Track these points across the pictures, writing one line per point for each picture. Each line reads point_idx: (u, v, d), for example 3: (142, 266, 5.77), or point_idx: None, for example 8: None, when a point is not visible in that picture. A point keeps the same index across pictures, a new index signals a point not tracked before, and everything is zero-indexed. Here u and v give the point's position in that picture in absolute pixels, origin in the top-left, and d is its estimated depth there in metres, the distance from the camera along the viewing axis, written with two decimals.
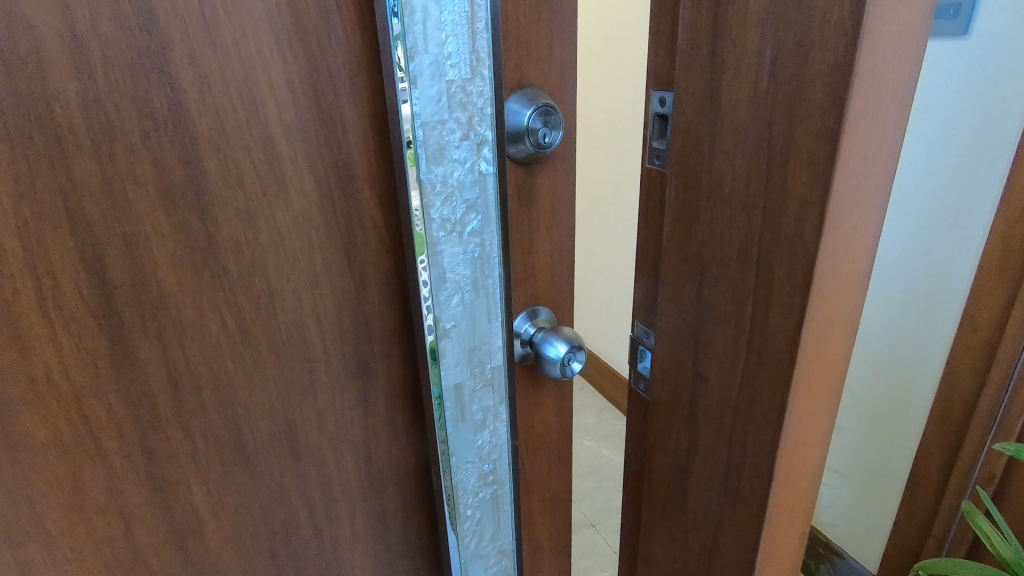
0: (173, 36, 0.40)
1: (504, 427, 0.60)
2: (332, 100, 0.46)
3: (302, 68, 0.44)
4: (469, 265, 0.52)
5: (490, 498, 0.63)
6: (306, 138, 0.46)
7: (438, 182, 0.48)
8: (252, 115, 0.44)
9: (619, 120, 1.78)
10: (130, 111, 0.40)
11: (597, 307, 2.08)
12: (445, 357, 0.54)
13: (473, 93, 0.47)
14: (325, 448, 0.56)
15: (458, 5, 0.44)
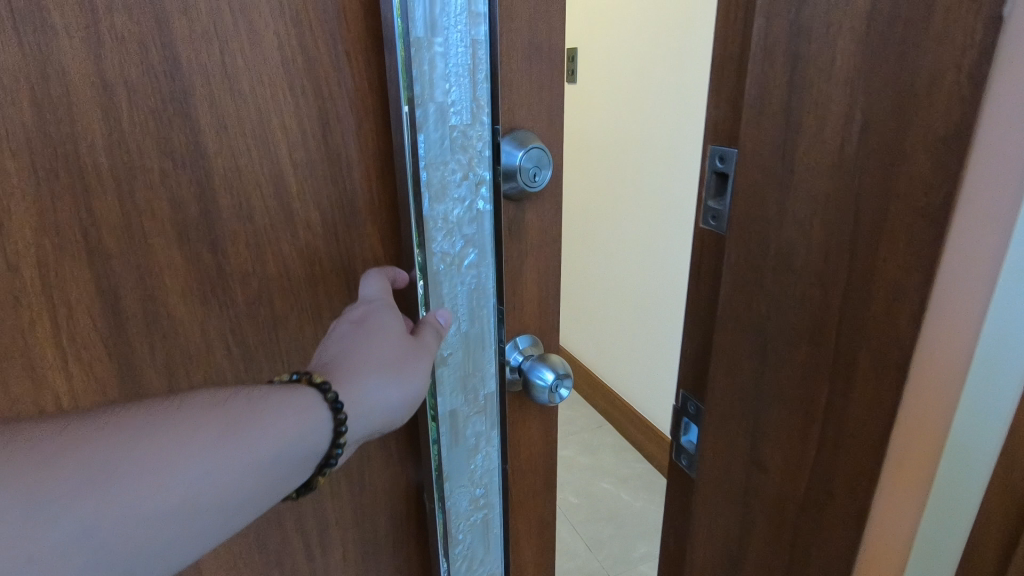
0: (194, 81, 0.40)
1: (496, 451, 0.57)
2: (339, 139, 0.46)
3: (311, 110, 0.45)
4: (467, 296, 0.50)
5: (481, 522, 0.60)
6: (314, 175, 0.46)
7: (440, 219, 0.47)
8: (265, 155, 0.44)
9: (632, 153, 1.63)
10: (152, 150, 0.40)
11: (608, 357, 1.94)
12: (438, 386, 0.51)
13: (472, 136, 0.46)
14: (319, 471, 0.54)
15: (461, 56, 0.43)
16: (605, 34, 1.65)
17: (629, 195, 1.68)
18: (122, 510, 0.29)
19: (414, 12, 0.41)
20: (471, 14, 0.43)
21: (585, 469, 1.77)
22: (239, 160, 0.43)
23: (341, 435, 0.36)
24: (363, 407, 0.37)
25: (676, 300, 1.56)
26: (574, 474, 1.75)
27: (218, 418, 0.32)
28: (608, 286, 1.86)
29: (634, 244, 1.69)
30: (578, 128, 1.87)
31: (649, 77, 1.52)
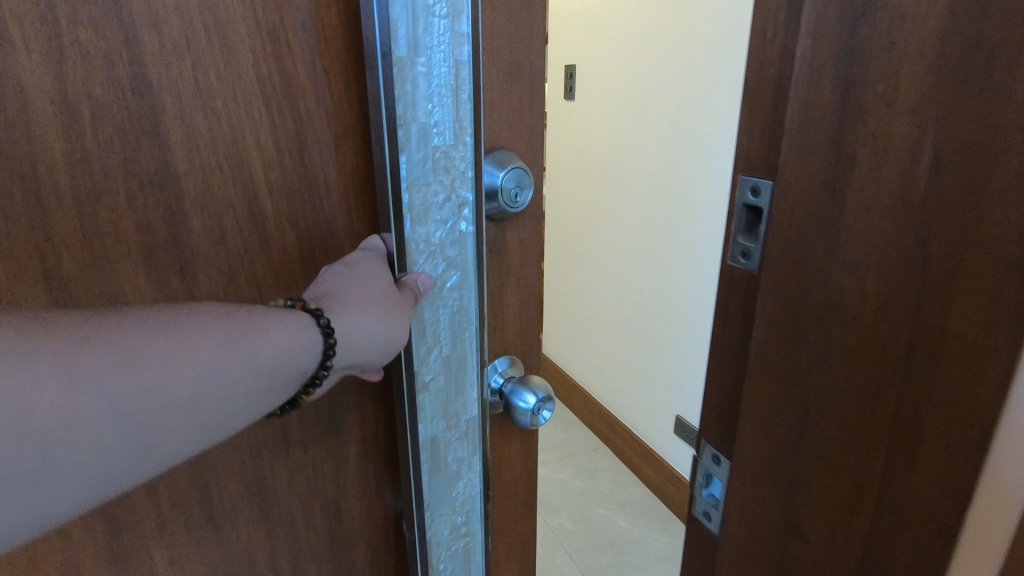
0: (164, 98, 0.38)
1: (478, 478, 0.53)
2: (317, 158, 0.44)
3: (286, 128, 0.43)
4: (450, 319, 0.47)
5: (462, 549, 0.55)
6: (289, 195, 0.44)
7: (421, 241, 0.44)
8: (239, 175, 0.42)
9: (624, 167, 1.62)
10: (117, 170, 0.38)
11: (600, 373, 1.91)
12: (417, 412, 0.47)
13: (455, 156, 0.44)
14: (292, 503, 0.50)
15: (444, 76, 0.41)
16: (603, 51, 1.63)
17: (627, 214, 1.64)
18: (135, 398, 0.30)
19: (396, 31, 0.39)
20: (453, 32, 0.41)
21: (581, 495, 1.71)
22: (210, 180, 0.41)
23: (330, 361, 0.37)
24: (351, 339, 0.38)
25: (676, 323, 1.51)
26: (570, 499, 1.69)
27: (225, 326, 0.33)
28: (606, 306, 1.81)
29: (633, 264, 1.65)
30: (576, 145, 1.84)
31: (646, 95, 1.49)
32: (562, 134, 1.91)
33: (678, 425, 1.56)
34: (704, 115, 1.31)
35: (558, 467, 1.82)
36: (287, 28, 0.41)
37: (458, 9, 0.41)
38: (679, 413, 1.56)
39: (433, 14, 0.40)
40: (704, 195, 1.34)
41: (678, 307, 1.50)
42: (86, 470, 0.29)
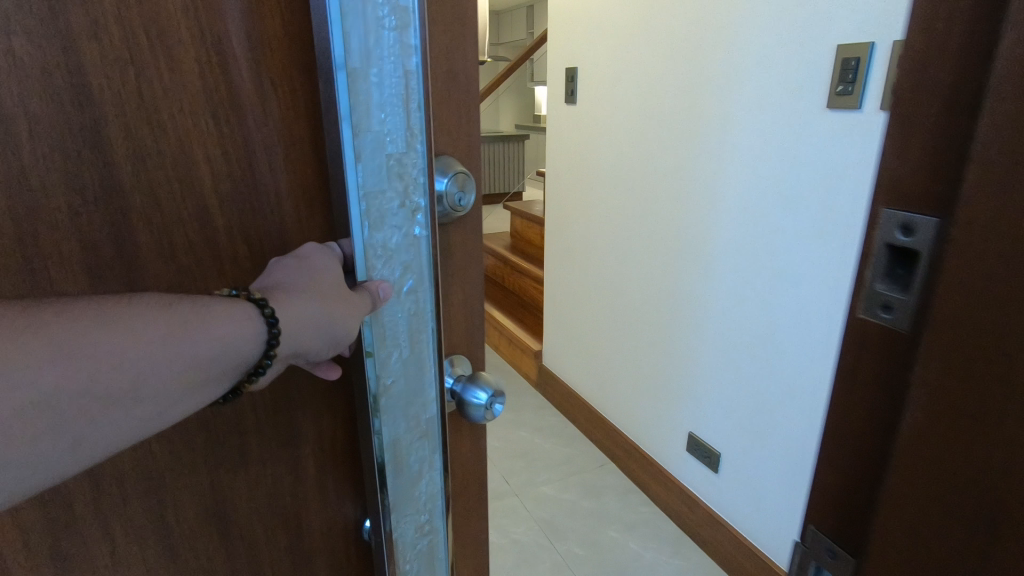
0: (107, 110, 0.37)
1: (441, 479, 0.51)
2: (265, 165, 0.44)
3: (232, 139, 0.42)
4: (406, 324, 0.45)
5: (427, 549, 0.53)
6: (237, 202, 0.44)
7: (378, 247, 0.43)
8: (187, 188, 0.41)
9: (625, 169, 1.64)
10: (58, 185, 0.37)
11: (595, 376, 1.92)
12: (380, 415, 0.46)
13: (408, 162, 0.42)
14: (253, 520, 0.49)
15: (395, 84, 0.40)
16: (605, 53, 1.66)
17: (625, 216, 1.67)
18: (73, 388, 0.30)
19: (348, 39, 0.39)
20: (400, 41, 0.40)
21: (589, 516, 1.67)
22: (155, 189, 0.40)
23: (273, 351, 0.37)
24: (296, 329, 0.38)
25: (673, 322, 1.54)
26: (576, 520, 1.65)
27: (166, 319, 0.33)
28: (604, 309, 1.83)
29: (630, 265, 1.68)
30: (575, 148, 1.86)
31: (645, 97, 1.52)
32: (561, 136, 1.92)
33: (689, 442, 1.54)
34: (705, 118, 1.35)
35: (563, 486, 1.78)
36: (230, 39, 0.40)
37: (408, 18, 0.40)
38: (689, 429, 1.54)
39: (382, 25, 0.39)
40: (706, 199, 1.38)
41: (676, 308, 1.52)
42: (19, 463, 0.29)
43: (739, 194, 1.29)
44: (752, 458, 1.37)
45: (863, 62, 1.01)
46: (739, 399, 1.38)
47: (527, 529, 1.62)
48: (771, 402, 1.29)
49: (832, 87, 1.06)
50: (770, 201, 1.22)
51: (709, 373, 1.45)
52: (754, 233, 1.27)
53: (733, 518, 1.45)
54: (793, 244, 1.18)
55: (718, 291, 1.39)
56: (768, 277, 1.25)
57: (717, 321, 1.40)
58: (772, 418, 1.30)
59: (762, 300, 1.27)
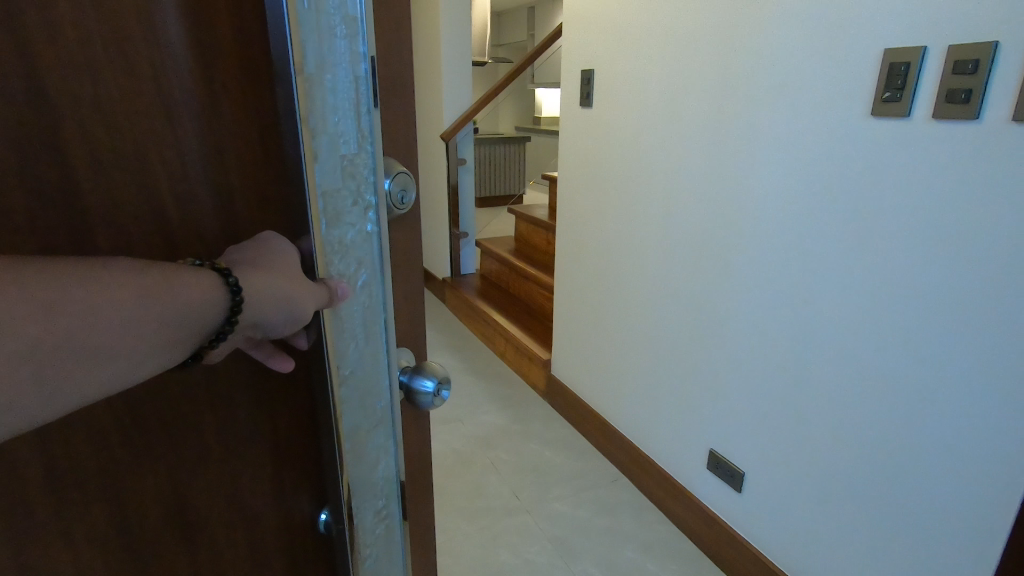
0: (64, 111, 0.37)
1: (396, 464, 0.52)
2: (219, 159, 0.43)
3: (185, 134, 0.41)
4: (361, 317, 0.46)
5: (384, 531, 0.52)
6: (195, 195, 0.43)
7: (334, 243, 0.43)
8: (144, 187, 0.40)
9: (615, 163, 1.56)
10: (13, 185, 0.36)
11: (579, 379, 1.82)
12: (340, 405, 0.46)
13: (360, 163, 0.42)
14: (214, 519, 0.48)
15: (346, 91, 0.40)
16: (611, 55, 1.53)
17: (626, 219, 1.54)
18: (49, 342, 0.28)
19: (302, 44, 0.38)
20: (350, 50, 0.40)
21: (605, 534, 1.42)
22: (109, 176, 0.39)
23: (235, 321, 0.36)
24: (259, 302, 0.38)
25: (665, 321, 1.43)
26: (592, 541, 1.40)
27: (143, 282, 0.32)
28: (606, 309, 1.66)
29: (637, 262, 1.52)
30: (579, 152, 1.71)
31: (651, 96, 1.41)
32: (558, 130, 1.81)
33: (711, 460, 1.33)
34: (705, 105, 1.25)
35: (576, 502, 1.52)
36: (173, 35, 0.39)
37: (358, 26, 0.40)
38: (711, 446, 1.33)
39: (334, 34, 0.39)
40: (697, 192, 1.29)
41: (688, 309, 1.36)
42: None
43: (773, 186, 1.12)
44: (797, 477, 1.14)
45: (914, 67, 0.87)
46: (770, 411, 1.18)
47: (540, 548, 1.37)
48: (836, 422, 1.06)
49: (875, 94, 0.93)
50: (806, 191, 1.06)
51: (720, 378, 1.29)
52: (794, 227, 1.09)
53: (761, 543, 1.24)
54: (847, 242, 1.00)
55: (739, 290, 1.22)
56: (807, 275, 1.08)
57: (722, 322, 1.27)
58: (841, 444, 1.05)
59: (797, 306, 1.10)
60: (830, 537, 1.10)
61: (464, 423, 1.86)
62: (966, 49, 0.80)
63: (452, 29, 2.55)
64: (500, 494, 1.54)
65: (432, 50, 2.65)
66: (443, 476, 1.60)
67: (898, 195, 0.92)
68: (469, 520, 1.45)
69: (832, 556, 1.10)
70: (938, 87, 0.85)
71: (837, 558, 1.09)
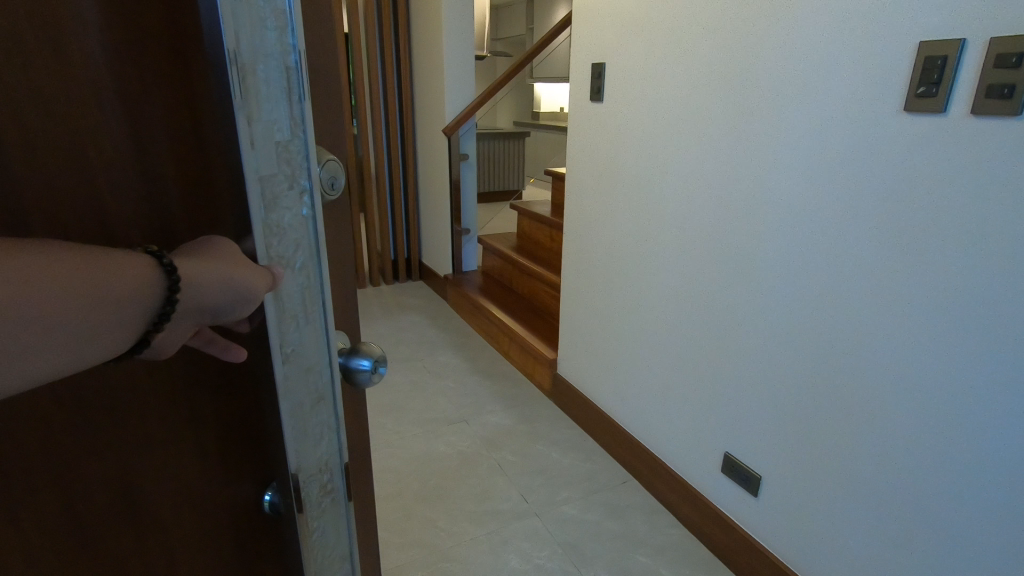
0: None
1: (341, 439, 0.46)
2: (150, 158, 0.36)
3: (118, 130, 0.34)
4: (300, 299, 0.40)
5: (330, 508, 0.47)
6: (126, 201, 0.35)
7: (272, 234, 0.37)
8: (80, 171, 0.33)
9: (619, 157, 1.51)
10: None
11: (585, 378, 1.78)
12: (282, 387, 0.40)
13: (294, 148, 0.37)
14: (165, 502, 0.43)
15: (278, 77, 0.35)
16: (620, 47, 1.45)
17: (631, 215, 1.49)
18: None
19: (233, 29, 0.32)
20: (280, 43, 0.34)
21: (616, 538, 1.39)
22: (34, 172, 0.32)
23: (175, 300, 0.31)
24: (202, 280, 0.32)
25: (674, 319, 1.39)
26: (602, 544, 1.37)
27: (72, 265, 0.27)
28: (613, 307, 1.61)
29: (643, 259, 1.47)
30: (590, 148, 1.63)
31: (660, 91, 1.34)
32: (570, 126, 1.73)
33: (726, 463, 1.29)
34: (714, 93, 1.20)
35: (585, 504, 1.49)
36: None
37: (288, 17, 0.34)
38: (725, 448, 1.29)
39: (264, 27, 0.33)
40: (706, 185, 1.25)
41: (698, 308, 1.31)
42: None
43: (787, 180, 1.07)
44: (813, 479, 1.10)
45: (951, 61, 0.81)
46: (784, 412, 1.14)
47: (551, 553, 1.34)
48: (851, 423, 1.02)
49: (908, 88, 0.86)
50: (820, 184, 1.01)
51: (732, 376, 1.25)
52: (806, 222, 1.04)
53: (774, 545, 1.21)
54: (863, 236, 0.96)
55: (750, 287, 1.17)
56: (820, 275, 1.03)
57: (733, 320, 1.22)
58: (858, 445, 1.01)
59: (809, 303, 1.06)
60: (845, 539, 1.06)
61: (470, 423, 1.84)
62: (1007, 41, 0.74)
63: (451, 27, 2.52)
64: (508, 498, 1.51)
65: (433, 51, 2.63)
66: (449, 479, 1.58)
67: (913, 186, 0.88)
68: (476, 523, 1.42)
69: (848, 559, 1.06)
70: (978, 82, 0.78)
71: (853, 559, 1.06)
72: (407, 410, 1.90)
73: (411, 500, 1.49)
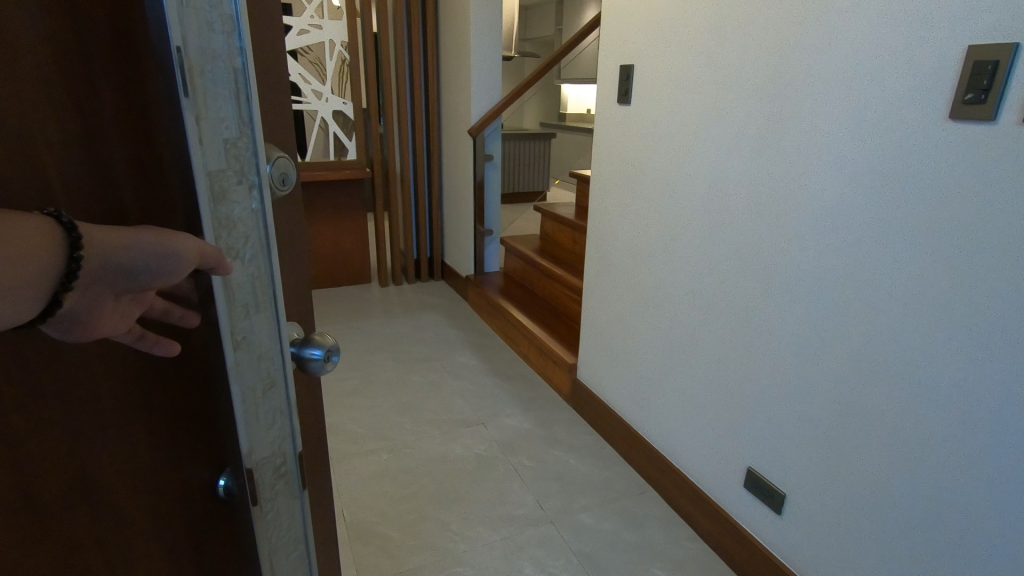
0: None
1: (294, 424, 0.46)
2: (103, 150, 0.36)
3: (71, 125, 0.34)
4: (251, 289, 0.39)
5: (285, 491, 0.46)
6: (79, 192, 0.34)
7: (222, 229, 0.37)
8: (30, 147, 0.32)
9: (646, 161, 1.49)
10: None
11: (604, 383, 1.77)
12: (234, 372, 0.40)
13: (242, 146, 0.37)
14: (126, 494, 0.41)
15: (223, 76, 0.35)
16: (650, 49, 1.42)
17: (656, 221, 1.47)
18: None
19: (180, 30, 0.32)
20: (227, 45, 0.34)
21: (633, 550, 1.36)
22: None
23: (79, 258, 0.31)
24: (105, 241, 0.33)
25: (698, 330, 1.36)
26: (619, 555, 1.35)
27: None
28: (635, 313, 1.59)
29: (668, 266, 1.44)
30: (616, 151, 1.60)
31: (691, 95, 1.31)
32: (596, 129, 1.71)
33: (748, 479, 1.26)
34: (745, 98, 1.16)
35: (602, 514, 1.47)
36: None
37: (236, 20, 0.34)
38: (748, 464, 1.26)
39: (212, 29, 0.33)
40: (735, 194, 1.21)
41: (724, 319, 1.28)
42: None
43: (823, 190, 1.03)
44: (840, 501, 1.06)
45: (1004, 66, 0.77)
46: (810, 429, 1.10)
47: (566, 562, 1.32)
48: (878, 442, 0.98)
49: (955, 96, 0.82)
50: (855, 196, 0.98)
51: (757, 390, 1.21)
52: (840, 234, 1.01)
53: (797, 565, 1.17)
54: (896, 250, 0.92)
55: (780, 300, 1.14)
56: (851, 288, 1.00)
57: (760, 333, 1.19)
58: (886, 465, 0.98)
59: (839, 316, 1.03)
60: (870, 561, 1.03)
61: (486, 426, 1.83)
62: None
63: (477, 28, 2.52)
64: (523, 504, 1.50)
65: (460, 51, 2.64)
66: (463, 482, 1.57)
67: (952, 198, 0.84)
68: (490, 528, 1.41)
69: None
70: None
71: None
72: (424, 410, 1.90)
73: (425, 502, 1.49)
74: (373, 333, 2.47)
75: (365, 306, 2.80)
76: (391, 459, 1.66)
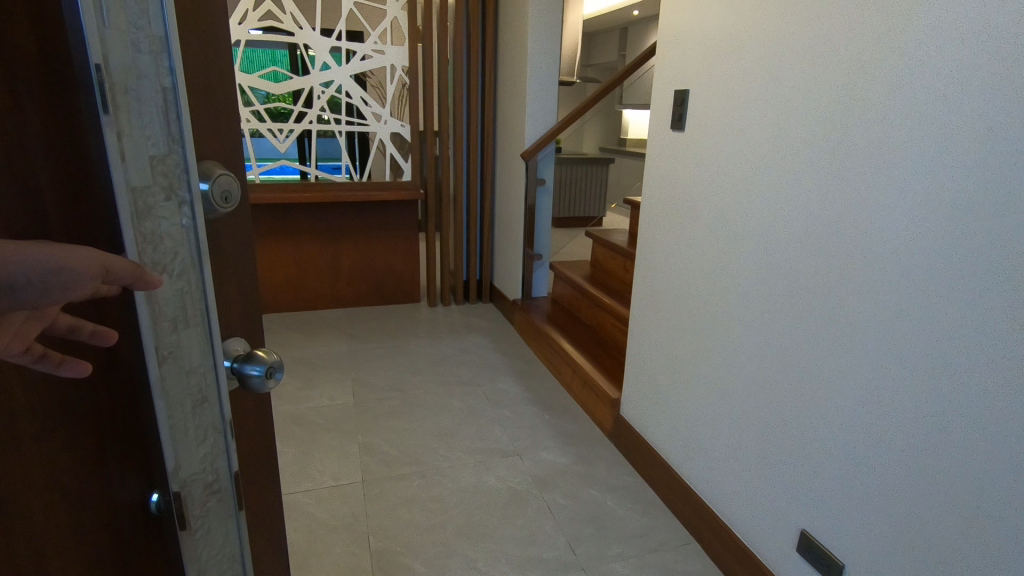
0: None
1: (228, 442, 0.44)
2: (26, 165, 0.35)
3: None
4: (179, 303, 0.39)
5: (219, 508, 0.45)
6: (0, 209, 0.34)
7: (150, 243, 0.37)
8: None
9: (699, 192, 1.43)
10: None
11: (648, 420, 1.69)
12: (159, 388, 0.39)
13: (170, 162, 0.37)
14: (48, 516, 0.39)
15: (149, 94, 0.35)
16: (708, 76, 1.36)
17: (709, 256, 1.40)
18: None
19: (100, 48, 0.33)
20: (155, 66, 0.35)
21: None
22: None
23: None
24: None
25: (752, 375, 1.27)
26: None
27: None
28: (682, 351, 1.52)
29: (719, 304, 1.37)
30: (668, 180, 1.55)
31: (750, 125, 1.24)
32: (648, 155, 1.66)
33: (801, 542, 1.15)
34: (808, 130, 1.09)
35: (638, 564, 1.39)
36: None
37: (164, 42, 0.35)
38: (801, 526, 1.16)
39: (137, 48, 0.34)
40: (796, 232, 1.13)
41: (779, 366, 1.19)
42: None
43: (893, 231, 0.94)
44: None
45: None
46: (870, 494, 1.00)
47: None
48: (945, 515, 0.87)
49: None
50: (926, 241, 0.89)
51: (812, 445, 1.11)
52: (908, 279, 0.91)
53: None
54: (978, 303, 0.82)
55: (842, 349, 1.04)
56: (917, 340, 0.91)
57: (818, 382, 1.10)
58: (956, 544, 0.86)
59: (905, 372, 0.93)
60: None
61: (521, 458, 1.78)
62: None
63: (535, 54, 2.53)
64: (552, 546, 1.43)
65: (517, 76, 2.66)
66: (493, 516, 1.53)
67: None
68: (517, 569, 1.36)
69: None
70: None
71: None
72: (459, 437, 1.88)
73: (452, 535, 1.46)
74: (418, 355, 2.48)
75: (413, 326, 2.83)
76: (422, 486, 1.64)
